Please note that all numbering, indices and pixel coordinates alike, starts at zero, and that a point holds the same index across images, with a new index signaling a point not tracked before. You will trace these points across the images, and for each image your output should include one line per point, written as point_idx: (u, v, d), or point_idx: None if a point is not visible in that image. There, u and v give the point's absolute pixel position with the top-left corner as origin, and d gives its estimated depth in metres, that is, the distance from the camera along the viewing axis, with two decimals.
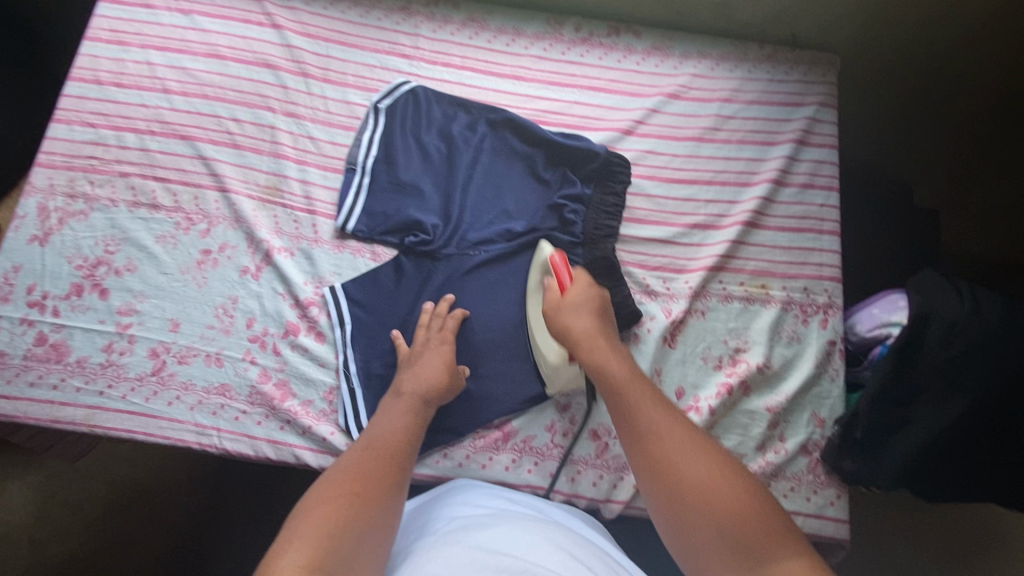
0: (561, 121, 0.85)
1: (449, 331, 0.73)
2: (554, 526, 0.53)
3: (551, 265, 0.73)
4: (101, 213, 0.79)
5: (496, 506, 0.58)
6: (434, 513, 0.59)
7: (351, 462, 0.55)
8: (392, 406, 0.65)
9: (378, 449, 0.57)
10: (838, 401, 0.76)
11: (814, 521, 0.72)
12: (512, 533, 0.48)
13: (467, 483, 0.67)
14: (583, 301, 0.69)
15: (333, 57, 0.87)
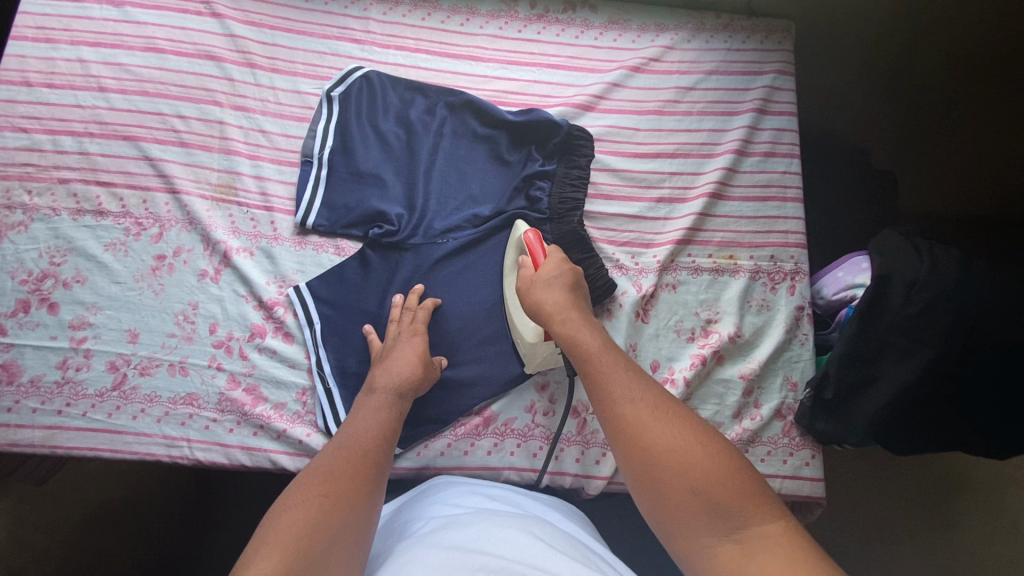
0: (521, 101, 0.84)
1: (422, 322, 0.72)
2: (531, 521, 0.52)
3: (525, 242, 0.71)
4: (42, 223, 0.74)
5: (472, 505, 0.58)
6: (411, 514, 0.59)
7: (323, 464, 0.54)
8: (365, 403, 0.63)
9: (351, 449, 0.56)
10: (808, 364, 0.77)
11: (792, 482, 0.74)
12: (486, 531, 0.47)
13: (444, 481, 0.66)
14: (555, 280, 0.66)
15: (280, 46, 0.83)
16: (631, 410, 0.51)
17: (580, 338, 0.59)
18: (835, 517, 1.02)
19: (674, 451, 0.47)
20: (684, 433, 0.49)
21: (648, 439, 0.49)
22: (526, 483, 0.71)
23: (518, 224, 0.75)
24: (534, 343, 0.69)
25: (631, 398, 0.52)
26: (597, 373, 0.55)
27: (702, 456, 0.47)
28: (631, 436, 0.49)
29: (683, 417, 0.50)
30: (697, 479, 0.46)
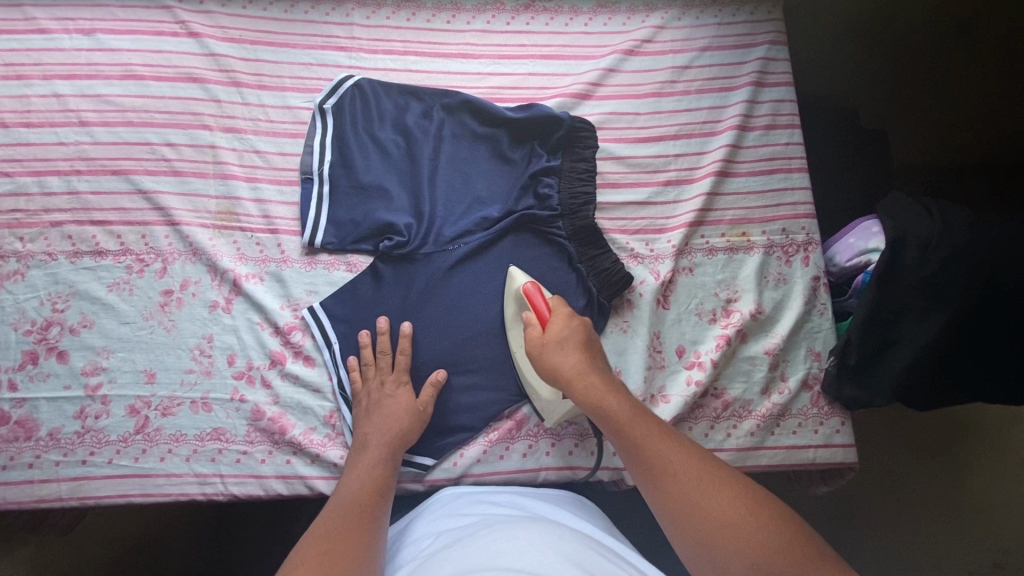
0: (518, 96, 0.82)
1: (402, 361, 0.71)
2: (541, 522, 0.51)
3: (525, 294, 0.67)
4: (40, 269, 0.71)
5: (478, 517, 0.56)
6: (416, 539, 0.57)
7: (323, 525, 0.53)
8: (359, 461, 0.63)
9: (346, 507, 0.56)
10: (829, 333, 0.78)
11: (824, 451, 0.75)
12: (496, 542, 0.46)
13: (446, 495, 0.65)
14: (558, 347, 0.61)
15: (264, 61, 0.80)
16: (678, 479, 0.49)
17: (612, 401, 0.56)
18: (865, 479, 1.04)
19: (729, 519, 0.45)
20: (735, 497, 0.47)
21: (699, 510, 0.46)
22: (565, 481, 0.71)
23: (516, 276, 0.72)
24: (551, 401, 0.68)
25: (674, 465, 0.50)
26: (634, 438, 0.53)
27: (756, 521, 0.45)
28: (682, 510, 0.47)
29: (731, 481, 0.49)
30: (754, 545, 0.43)
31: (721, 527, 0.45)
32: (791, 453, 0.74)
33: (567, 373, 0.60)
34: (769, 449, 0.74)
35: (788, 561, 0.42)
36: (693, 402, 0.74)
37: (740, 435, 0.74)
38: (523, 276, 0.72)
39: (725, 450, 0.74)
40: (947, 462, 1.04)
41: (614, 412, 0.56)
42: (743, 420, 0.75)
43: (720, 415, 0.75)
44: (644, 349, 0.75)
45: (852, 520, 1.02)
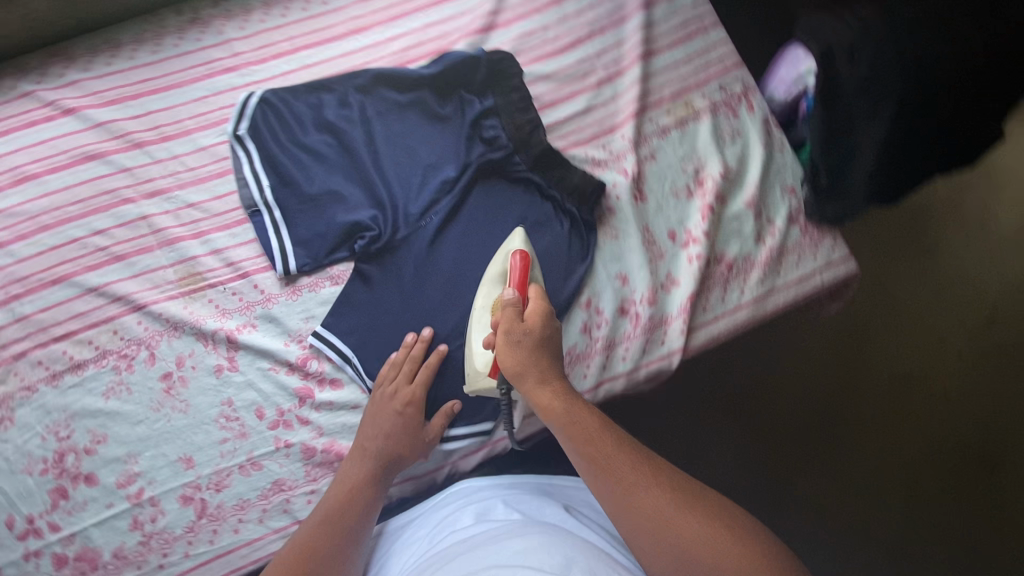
0: (425, 51, 0.79)
1: (422, 376, 0.69)
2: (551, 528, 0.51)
3: (511, 264, 0.68)
4: (26, 405, 0.67)
5: (489, 517, 0.57)
6: (425, 539, 0.59)
7: (302, 542, 0.58)
8: (348, 463, 0.65)
9: (328, 525, 0.59)
10: (793, 165, 0.82)
11: (828, 271, 0.79)
12: (501, 547, 0.47)
13: (470, 484, 0.64)
14: (537, 357, 0.60)
15: (156, 111, 0.75)
16: (653, 507, 0.49)
17: (590, 432, 0.54)
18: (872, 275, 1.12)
19: (705, 551, 0.45)
20: (708, 523, 0.47)
21: (677, 540, 0.47)
22: (616, 391, 0.74)
23: (517, 233, 0.72)
24: (479, 371, 0.67)
25: (647, 494, 0.49)
26: (610, 468, 0.51)
27: (730, 546, 0.46)
28: (660, 538, 0.47)
29: (702, 503, 0.49)
30: (730, 566, 0.45)
31: (698, 555, 0.45)
32: (800, 285, 0.78)
33: (540, 408, 0.57)
34: (780, 290, 0.78)
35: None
36: (701, 276, 0.76)
37: (752, 288, 0.77)
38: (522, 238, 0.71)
39: (743, 306, 0.77)
40: (932, 236, 1.15)
41: (586, 442, 0.53)
42: (749, 274, 0.78)
43: (728, 277, 0.77)
44: (639, 245, 0.76)
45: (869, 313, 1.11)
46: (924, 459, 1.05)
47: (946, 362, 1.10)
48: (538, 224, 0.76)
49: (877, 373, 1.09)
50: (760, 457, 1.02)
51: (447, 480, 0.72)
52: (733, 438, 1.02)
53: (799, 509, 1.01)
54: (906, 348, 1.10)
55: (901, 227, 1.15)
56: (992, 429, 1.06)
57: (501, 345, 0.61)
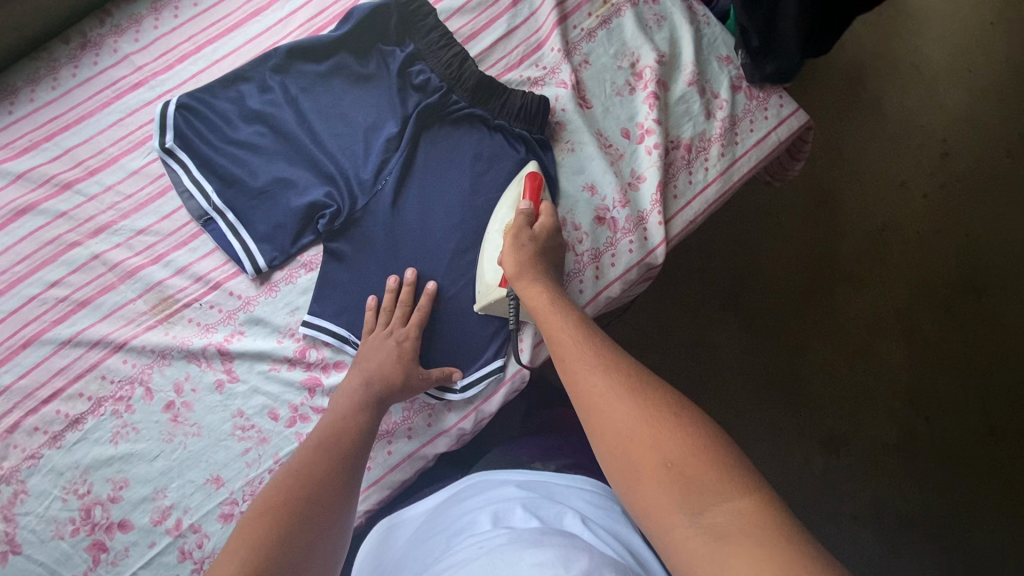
0: (331, 15, 0.77)
1: (416, 317, 0.69)
2: (560, 537, 0.51)
3: (528, 177, 0.70)
4: (35, 474, 0.65)
5: (501, 515, 0.57)
6: (434, 527, 0.61)
7: (294, 468, 0.56)
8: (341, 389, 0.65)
9: (323, 455, 0.58)
10: (724, 35, 0.82)
11: (783, 127, 0.80)
12: (512, 552, 0.47)
13: (488, 478, 0.66)
14: (535, 263, 0.64)
15: (75, 147, 0.72)
16: (598, 388, 0.48)
17: (562, 329, 0.56)
18: (822, 164, 1.30)
19: (643, 434, 0.44)
20: (657, 415, 0.45)
21: (616, 422, 0.46)
22: (614, 297, 0.75)
23: (533, 162, 0.73)
24: (491, 285, 0.67)
25: (595, 378, 0.49)
26: (570, 361, 0.52)
27: (674, 434, 0.43)
28: (602, 420, 0.46)
29: (656, 391, 0.47)
30: (666, 450, 0.43)
31: (636, 441, 0.44)
32: (760, 148, 0.79)
33: (530, 308, 0.61)
34: (742, 158, 0.78)
35: (701, 471, 0.41)
36: (664, 164, 0.76)
37: (715, 163, 0.78)
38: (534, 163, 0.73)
39: (711, 183, 0.77)
40: (848, 104, 1.32)
41: (559, 343, 0.55)
42: (709, 151, 0.78)
43: (690, 159, 0.78)
44: (597, 150, 0.76)
45: (836, 202, 1.29)
46: (900, 300, 1.25)
47: (857, 227, 1.28)
48: (494, 156, 0.75)
49: (807, 255, 1.26)
50: (762, 330, 1.23)
51: (477, 427, 0.72)
52: (732, 325, 1.22)
53: (812, 363, 1.22)
54: (824, 226, 1.28)
55: (822, 105, 1.32)
56: (906, 270, 1.26)
57: (510, 248, 0.64)
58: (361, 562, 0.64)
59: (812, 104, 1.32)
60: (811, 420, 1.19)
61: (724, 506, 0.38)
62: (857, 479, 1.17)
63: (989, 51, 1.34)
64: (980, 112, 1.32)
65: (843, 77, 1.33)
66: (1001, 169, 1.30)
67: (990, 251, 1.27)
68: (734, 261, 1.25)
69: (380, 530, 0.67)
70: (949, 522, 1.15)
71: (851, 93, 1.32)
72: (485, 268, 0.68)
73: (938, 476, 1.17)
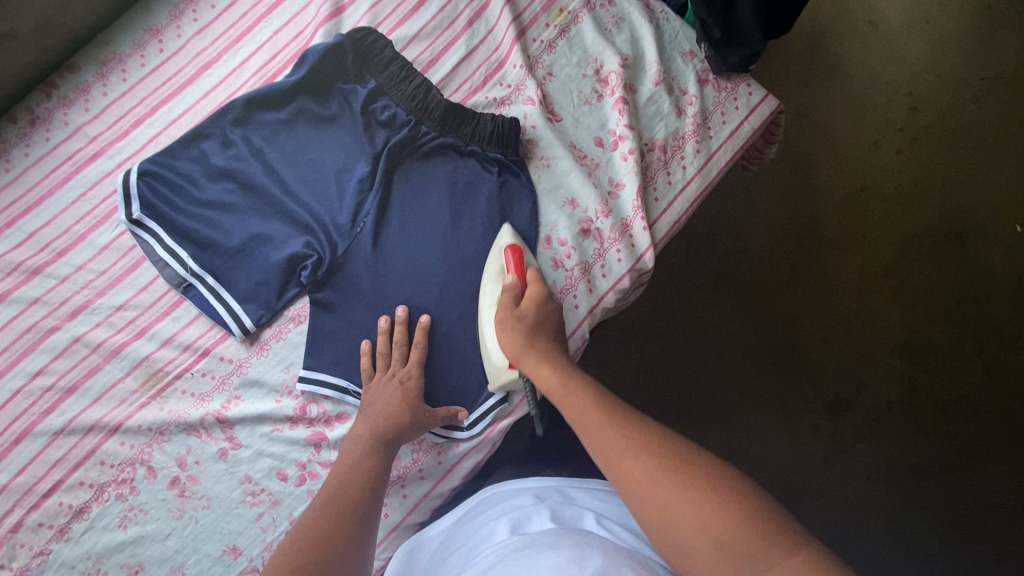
0: (285, 59, 0.75)
1: (415, 356, 0.68)
2: (574, 538, 0.51)
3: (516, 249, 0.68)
4: (47, 570, 0.64)
5: (520, 524, 0.57)
6: (452, 548, 0.60)
7: (308, 523, 0.56)
8: (345, 447, 0.63)
9: (335, 506, 0.57)
10: (685, 30, 0.81)
11: (755, 115, 0.80)
12: (527, 559, 0.48)
13: (499, 491, 0.65)
14: (538, 340, 0.61)
15: (39, 229, 0.69)
16: (634, 471, 0.47)
17: (584, 405, 0.54)
18: (793, 137, 1.31)
19: (692, 516, 0.43)
20: (700, 492, 0.44)
21: (664, 507, 0.44)
22: (609, 310, 0.74)
23: (506, 228, 0.71)
24: (499, 366, 0.66)
25: (625, 454, 0.48)
26: (603, 440, 0.50)
27: (712, 507, 0.43)
28: (649, 506, 0.45)
29: (691, 463, 0.47)
30: (713, 526, 0.43)
31: (682, 522, 0.43)
32: (735, 139, 0.79)
33: (546, 388, 0.58)
34: (718, 151, 0.78)
35: (748, 541, 0.42)
36: (641, 168, 0.76)
37: (692, 160, 0.77)
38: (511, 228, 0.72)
39: (690, 180, 0.77)
40: (812, 72, 1.32)
41: (584, 419, 0.52)
42: (684, 148, 0.78)
43: (667, 160, 0.77)
44: (573, 163, 0.75)
45: (813, 172, 1.29)
46: (887, 260, 1.26)
47: (836, 192, 1.28)
48: (470, 184, 0.74)
49: (791, 225, 1.27)
50: (756, 309, 1.23)
51: (489, 456, 0.72)
52: (725, 309, 1.23)
53: (809, 335, 1.23)
54: (805, 195, 1.28)
55: (786, 78, 1.32)
56: (889, 228, 1.27)
57: (502, 332, 0.63)
58: None
59: (777, 76, 1.32)
60: (815, 392, 1.20)
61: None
62: (865, 440, 1.18)
63: (943, 5, 1.35)
64: (942, 64, 1.33)
65: (804, 47, 1.33)
66: (969, 115, 1.31)
67: (967, 198, 1.28)
68: (721, 241, 1.25)
69: (402, 552, 0.66)
70: (958, 467, 1.17)
71: (814, 61, 1.32)
72: (489, 349, 0.67)
73: (942, 424, 1.19)
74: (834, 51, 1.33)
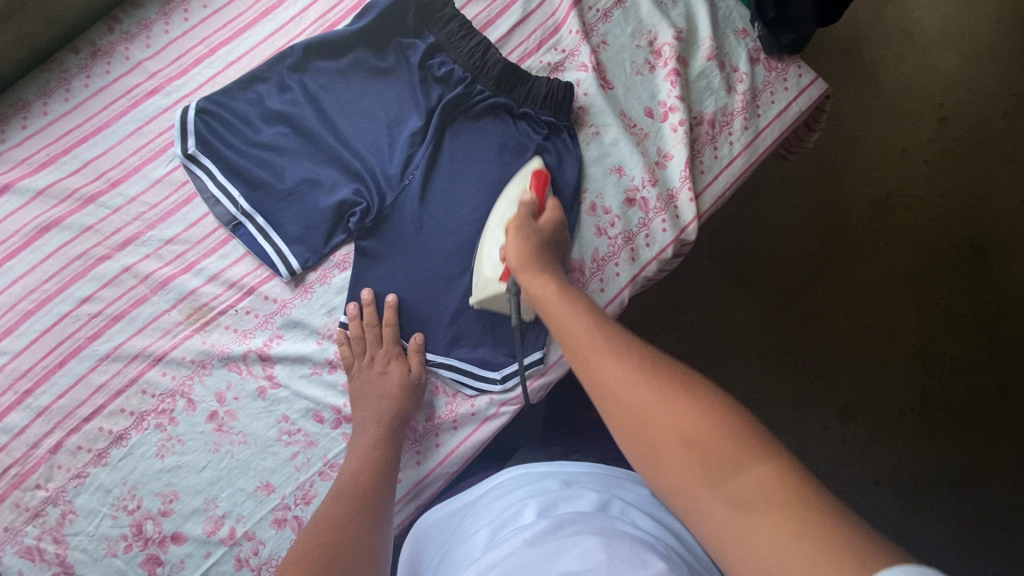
0: (344, 9, 0.76)
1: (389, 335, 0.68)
2: (602, 528, 0.51)
3: (539, 176, 0.68)
4: (83, 493, 0.64)
5: (546, 509, 0.56)
6: (474, 525, 0.59)
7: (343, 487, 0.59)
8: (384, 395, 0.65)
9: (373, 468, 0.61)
10: (739, 8, 0.81)
11: (804, 97, 0.80)
12: (556, 545, 0.48)
13: (525, 473, 0.64)
14: (539, 252, 0.62)
15: (94, 158, 0.70)
16: (616, 376, 0.46)
17: (571, 320, 0.52)
18: (824, 137, 1.31)
19: (666, 416, 0.43)
20: (669, 392, 0.44)
21: (624, 397, 0.45)
22: (647, 279, 0.75)
23: (538, 157, 0.71)
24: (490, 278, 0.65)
25: (616, 369, 0.46)
26: (583, 353, 0.49)
27: (710, 422, 0.42)
28: (601, 386, 0.47)
29: (672, 377, 0.45)
30: (687, 427, 0.42)
31: (653, 421, 0.43)
32: (783, 118, 0.79)
33: (537, 296, 0.57)
34: (766, 129, 0.78)
35: (719, 444, 0.40)
36: (691, 140, 0.76)
37: (739, 136, 0.78)
38: (538, 158, 0.71)
39: (737, 156, 0.77)
40: (847, 74, 1.33)
41: (568, 330, 0.52)
42: (732, 124, 0.78)
43: (715, 133, 0.78)
44: (622, 130, 0.76)
45: (841, 172, 1.30)
46: (908, 266, 1.26)
47: (863, 195, 1.29)
48: (519, 144, 0.75)
49: (815, 226, 1.27)
50: (776, 304, 1.24)
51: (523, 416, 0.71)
52: (746, 304, 1.23)
53: (825, 335, 1.23)
54: (831, 196, 1.28)
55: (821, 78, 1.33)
56: (912, 235, 1.28)
57: (515, 235, 0.63)
58: (406, 560, 0.64)
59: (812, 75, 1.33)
60: (830, 392, 1.20)
61: (742, 477, 0.39)
62: (877, 443, 1.18)
63: (981, 13, 1.35)
64: (977, 75, 1.33)
65: (840, 51, 1.33)
66: (1000, 128, 1.31)
67: (994, 209, 1.28)
68: (746, 236, 1.25)
69: (413, 534, 0.66)
70: (966, 479, 1.17)
71: (848, 64, 1.33)
72: (484, 262, 0.67)
73: (955, 433, 1.19)
74: (869, 55, 1.33)
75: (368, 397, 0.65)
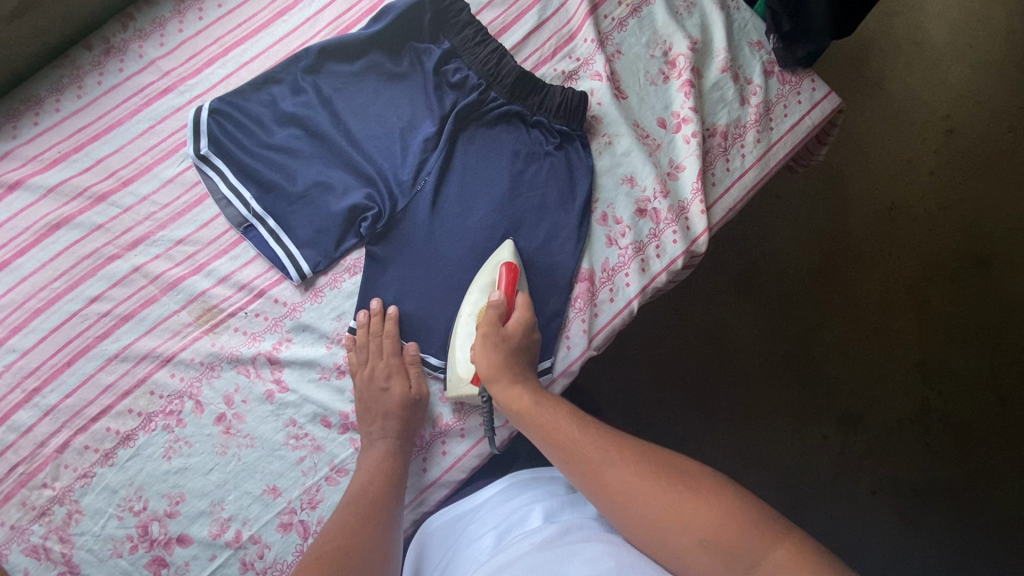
0: (359, 12, 0.75)
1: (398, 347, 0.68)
2: (608, 539, 0.53)
3: (506, 271, 0.67)
4: (89, 493, 0.64)
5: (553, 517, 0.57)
6: (480, 529, 0.60)
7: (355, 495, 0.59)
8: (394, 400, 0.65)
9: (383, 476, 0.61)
10: (754, 21, 0.81)
11: (817, 111, 0.80)
12: (564, 553, 0.49)
13: (532, 479, 0.64)
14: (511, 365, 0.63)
15: (106, 157, 0.70)
16: (607, 474, 0.54)
17: (559, 426, 0.59)
18: (830, 147, 1.31)
19: (661, 505, 0.51)
20: (657, 480, 0.53)
21: (620, 488, 0.53)
22: (657, 290, 0.74)
23: (506, 245, 0.70)
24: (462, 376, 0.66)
25: (612, 469, 0.54)
26: (579, 451, 0.56)
27: (720, 517, 0.49)
28: (604, 486, 0.54)
29: (655, 462, 0.55)
30: (699, 527, 0.49)
31: (671, 516, 0.50)
32: (795, 132, 0.79)
33: (515, 411, 0.61)
34: (778, 143, 0.78)
35: (735, 536, 0.47)
36: (703, 152, 0.76)
37: (751, 149, 0.78)
38: (508, 245, 0.70)
39: (748, 169, 0.77)
40: (854, 85, 1.33)
41: (558, 435, 0.58)
42: (744, 136, 0.78)
43: (727, 145, 0.78)
44: (634, 140, 0.76)
45: (847, 182, 1.30)
46: (910, 278, 1.26)
47: (867, 206, 1.29)
48: (532, 152, 0.74)
49: (819, 236, 1.27)
50: (778, 314, 1.24)
51: None
52: (748, 312, 1.23)
53: (826, 346, 1.23)
54: (836, 206, 1.28)
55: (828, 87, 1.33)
56: (915, 247, 1.28)
57: (482, 349, 0.63)
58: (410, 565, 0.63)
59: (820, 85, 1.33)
60: (829, 403, 1.21)
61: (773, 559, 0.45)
62: (875, 454, 1.19)
63: (992, 28, 1.35)
64: (985, 90, 1.33)
65: (849, 61, 1.33)
66: (1006, 143, 1.31)
67: (997, 224, 1.29)
68: (750, 245, 1.26)
69: (419, 537, 0.65)
70: (963, 492, 1.18)
71: (856, 74, 1.33)
72: (456, 356, 0.67)
73: (952, 446, 1.20)
74: (878, 66, 1.33)
75: (377, 403, 0.65)
